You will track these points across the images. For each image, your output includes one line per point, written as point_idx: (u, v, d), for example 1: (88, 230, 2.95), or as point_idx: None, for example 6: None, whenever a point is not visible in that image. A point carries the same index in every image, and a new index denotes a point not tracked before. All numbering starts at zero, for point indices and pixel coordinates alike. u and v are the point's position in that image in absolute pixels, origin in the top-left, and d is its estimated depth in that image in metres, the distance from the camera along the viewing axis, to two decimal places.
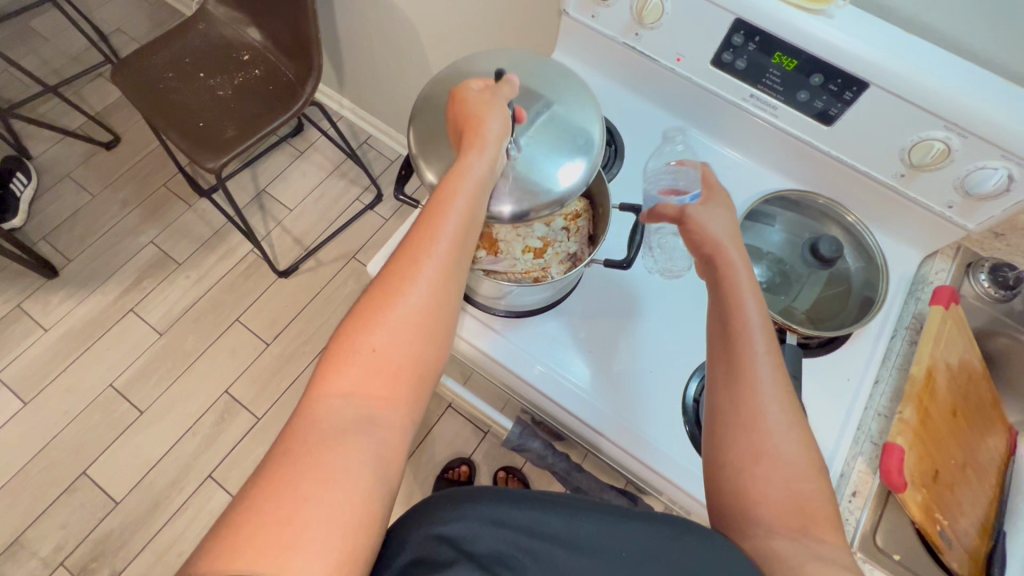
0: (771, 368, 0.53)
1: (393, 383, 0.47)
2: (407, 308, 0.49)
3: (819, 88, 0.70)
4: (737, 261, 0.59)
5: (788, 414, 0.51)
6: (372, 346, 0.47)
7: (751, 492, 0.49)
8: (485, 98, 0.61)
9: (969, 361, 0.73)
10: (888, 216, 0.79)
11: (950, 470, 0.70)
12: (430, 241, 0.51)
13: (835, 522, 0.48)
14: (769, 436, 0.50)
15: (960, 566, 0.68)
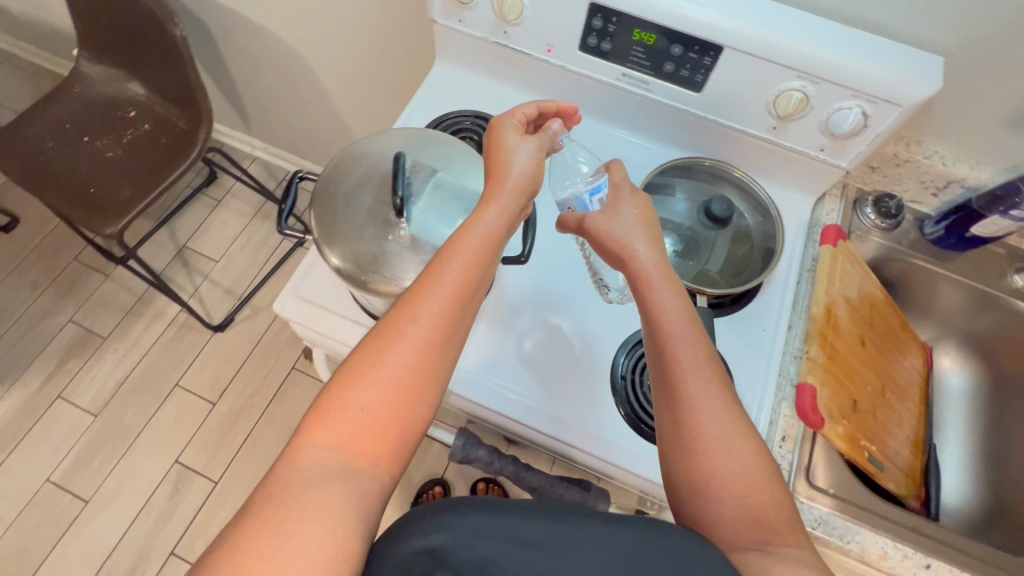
0: (693, 355, 0.52)
1: (379, 441, 0.44)
2: (403, 356, 0.46)
3: (680, 59, 0.72)
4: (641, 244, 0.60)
5: (710, 389, 0.51)
6: (363, 397, 0.44)
7: (695, 474, 0.49)
8: (518, 139, 0.60)
9: (868, 291, 0.77)
10: (771, 166, 0.82)
11: (869, 396, 0.73)
12: (433, 290, 0.48)
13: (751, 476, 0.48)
14: (698, 411, 0.50)
15: (893, 485, 0.72)
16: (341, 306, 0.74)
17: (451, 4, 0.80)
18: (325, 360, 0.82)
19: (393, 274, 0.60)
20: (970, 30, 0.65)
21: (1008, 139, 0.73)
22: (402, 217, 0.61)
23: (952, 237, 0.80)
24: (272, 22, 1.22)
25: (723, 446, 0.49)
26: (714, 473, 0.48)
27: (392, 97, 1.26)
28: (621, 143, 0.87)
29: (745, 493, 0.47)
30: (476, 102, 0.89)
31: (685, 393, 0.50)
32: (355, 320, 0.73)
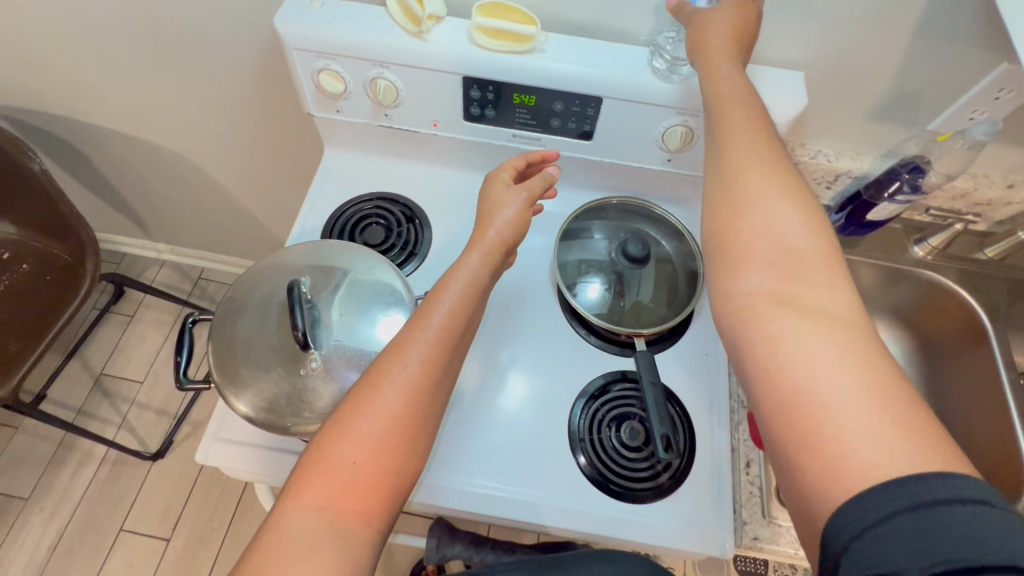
0: (758, 166, 0.48)
1: (366, 495, 0.45)
2: (390, 410, 0.48)
3: (564, 114, 0.72)
4: (713, 64, 0.57)
5: (779, 189, 0.47)
6: (352, 452, 0.45)
7: (732, 272, 0.46)
8: (506, 188, 0.66)
9: None
10: (676, 192, 0.84)
11: None
12: (412, 342, 0.52)
13: (780, 266, 0.44)
14: (748, 213, 0.47)
15: None
16: (273, 440, 0.68)
17: (323, 97, 0.76)
18: (271, 496, 0.75)
19: (314, 414, 0.55)
20: (818, 41, 0.68)
21: (876, 128, 0.78)
22: (310, 348, 0.56)
23: (853, 225, 0.84)
24: (146, 131, 1.15)
25: (787, 241, 0.45)
26: (749, 267, 0.45)
27: (291, 181, 1.21)
28: None
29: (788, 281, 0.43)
30: (374, 183, 0.86)
31: (745, 190, 0.47)
32: (292, 450, 0.67)
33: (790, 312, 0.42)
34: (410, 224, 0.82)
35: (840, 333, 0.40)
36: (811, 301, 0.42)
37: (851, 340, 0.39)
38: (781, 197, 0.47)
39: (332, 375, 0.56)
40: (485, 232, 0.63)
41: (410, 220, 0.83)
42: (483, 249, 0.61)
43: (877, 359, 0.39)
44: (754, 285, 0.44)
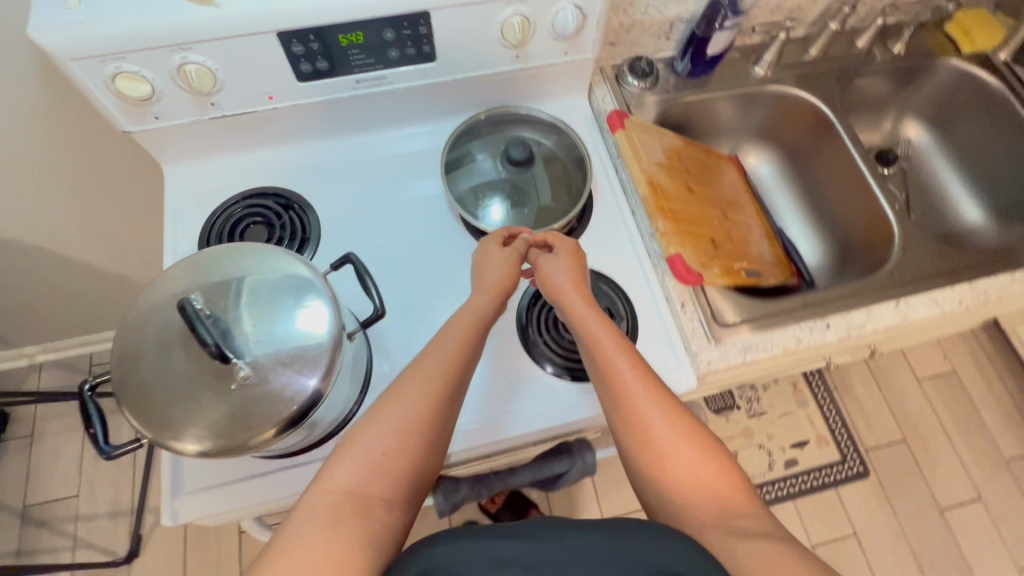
0: (649, 396, 0.58)
1: (389, 483, 0.50)
2: (415, 409, 0.54)
3: (398, 41, 0.69)
4: (573, 304, 0.65)
5: (681, 429, 0.55)
6: (378, 443, 0.52)
7: (676, 510, 0.52)
8: (500, 249, 0.70)
9: (669, 144, 0.83)
10: (537, 89, 0.84)
11: (717, 228, 0.81)
12: (439, 339, 0.61)
13: (705, 496, 0.52)
14: (661, 448, 0.55)
15: (768, 278, 0.84)
16: (240, 470, 0.65)
17: (132, 106, 0.68)
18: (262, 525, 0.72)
19: (265, 421, 0.52)
20: None
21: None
22: (232, 360, 0.52)
23: (700, 64, 0.88)
24: None
25: (706, 473, 0.53)
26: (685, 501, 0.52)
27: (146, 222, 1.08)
28: (399, 141, 0.84)
29: (724, 516, 0.50)
30: (235, 184, 0.79)
31: (651, 430, 0.56)
32: (264, 472, 0.65)
33: (739, 538, 0.47)
34: (290, 212, 0.78)
35: (777, 548, 0.45)
36: (743, 524, 0.49)
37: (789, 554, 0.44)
38: (677, 428, 0.56)
39: (271, 376, 0.53)
40: (485, 277, 0.67)
41: (289, 207, 0.78)
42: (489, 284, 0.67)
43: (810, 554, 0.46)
44: (699, 520, 0.50)
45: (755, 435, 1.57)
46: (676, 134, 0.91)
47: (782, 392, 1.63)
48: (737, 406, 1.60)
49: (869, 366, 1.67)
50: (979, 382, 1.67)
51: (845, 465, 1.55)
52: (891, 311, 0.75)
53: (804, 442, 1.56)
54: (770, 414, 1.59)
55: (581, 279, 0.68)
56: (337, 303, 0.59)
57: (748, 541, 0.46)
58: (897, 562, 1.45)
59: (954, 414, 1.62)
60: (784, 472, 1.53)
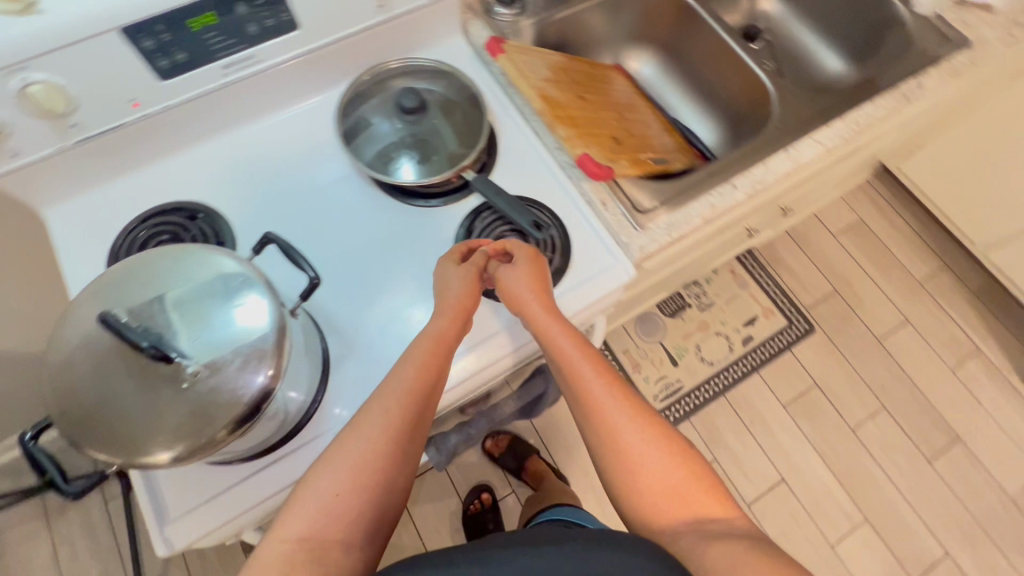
0: (619, 408, 0.62)
1: (351, 522, 0.52)
2: (375, 445, 0.55)
3: (254, 14, 0.66)
4: (539, 318, 0.67)
5: (651, 438, 0.60)
6: (337, 484, 0.53)
7: (651, 515, 0.57)
8: (458, 268, 0.70)
9: (552, 61, 0.86)
10: (411, 39, 0.84)
11: (617, 127, 0.85)
12: (403, 364, 0.62)
13: (678, 503, 0.57)
14: (633, 457, 0.59)
15: (674, 161, 0.90)
16: (220, 483, 0.63)
17: None
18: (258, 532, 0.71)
19: (226, 414, 0.51)
20: None
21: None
22: (177, 360, 0.51)
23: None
24: None
25: (677, 481, 0.58)
26: (658, 507, 0.57)
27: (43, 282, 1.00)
28: (289, 123, 0.83)
29: (699, 520, 0.55)
30: (131, 208, 0.76)
31: (623, 439, 0.60)
32: (246, 478, 0.64)
33: (712, 541, 0.53)
34: (198, 221, 0.75)
35: (746, 546, 0.51)
36: (715, 528, 0.54)
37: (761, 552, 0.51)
38: (648, 438, 0.60)
39: (222, 369, 0.52)
40: (445, 299, 0.68)
41: (195, 217, 0.75)
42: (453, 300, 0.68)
43: (769, 544, 0.52)
44: (674, 525, 0.55)
45: (711, 324, 1.68)
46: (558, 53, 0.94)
47: (724, 279, 1.74)
48: (689, 304, 1.70)
49: (791, 234, 1.82)
50: (883, 221, 1.85)
51: (792, 327, 1.69)
52: (783, 159, 0.82)
53: (754, 318, 1.69)
54: (718, 302, 1.70)
55: (541, 285, 0.69)
56: (270, 286, 0.57)
57: (723, 541, 0.53)
58: (855, 396, 1.62)
59: (869, 256, 1.80)
60: (744, 349, 1.65)
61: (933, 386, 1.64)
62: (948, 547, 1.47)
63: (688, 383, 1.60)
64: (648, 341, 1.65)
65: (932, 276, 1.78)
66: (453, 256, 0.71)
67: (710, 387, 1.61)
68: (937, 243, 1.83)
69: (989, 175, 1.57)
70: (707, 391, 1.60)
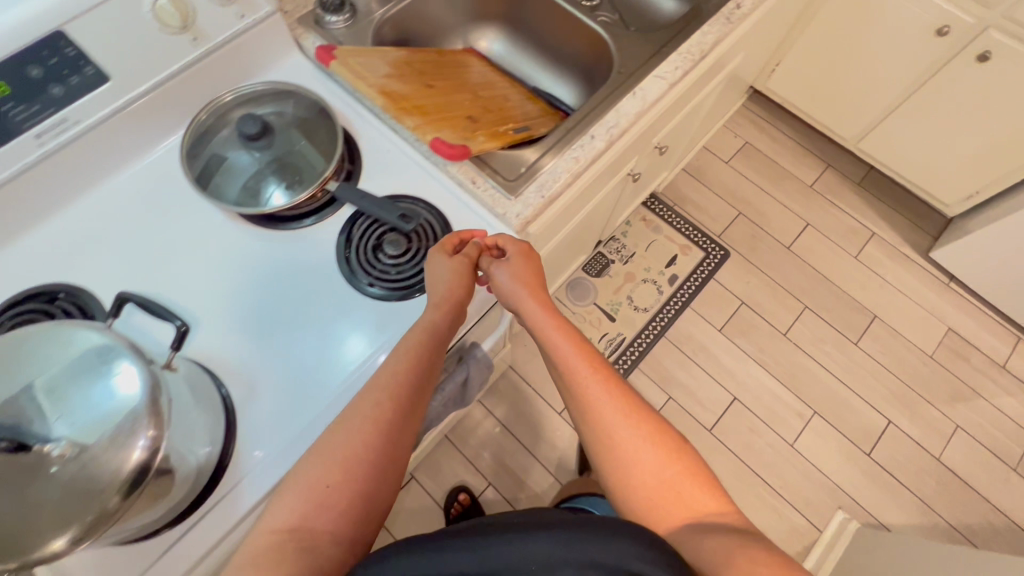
0: (612, 398, 0.65)
1: (335, 514, 0.54)
2: (362, 441, 0.58)
3: (53, 74, 0.66)
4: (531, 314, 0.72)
5: (645, 431, 0.62)
6: (326, 477, 0.55)
7: (641, 506, 0.59)
8: (451, 260, 0.71)
9: (392, 56, 0.86)
10: (242, 68, 0.83)
11: (472, 107, 0.87)
12: (404, 357, 0.64)
13: (674, 498, 0.58)
14: (625, 449, 0.61)
15: (537, 127, 0.92)
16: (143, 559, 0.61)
17: None
18: None
19: (114, 483, 0.49)
20: None
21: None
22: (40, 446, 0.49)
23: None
24: None
25: (671, 476, 0.59)
26: (649, 501, 0.58)
27: None
28: (133, 179, 0.79)
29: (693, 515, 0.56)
30: None
31: (614, 429, 0.62)
32: (170, 545, 0.61)
33: (707, 536, 0.54)
34: (60, 301, 0.71)
35: (742, 540, 0.52)
36: (709, 522, 0.55)
37: (759, 546, 0.51)
38: (640, 431, 0.62)
39: (99, 441, 0.50)
40: (435, 292, 0.70)
41: (57, 296, 0.71)
42: (443, 291, 0.69)
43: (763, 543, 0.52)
44: (669, 518, 0.56)
45: (636, 273, 1.74)
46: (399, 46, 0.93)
47: (638, 229, 1.81)
48: (612, 260, 1.75)
49: (688, 171, 1.91)
50: (766, 139, 1.98)
51: (710, 256, 1.78)
52: (632, 101, 0.87)
53: (673, 257, 1.77)
54: (638, 251, 1.77)
55: (532, 280, 0.74)
56: (135, 346, 0.55)
57: (715, 536, 0.53)
58: (780, 303, 1.72)
59: (762, 173, 1.92)
60: (672, 288, 1.73)
61: (843, 275, 1.77)
62: (889, 413, 1.60)
63: (629, 334, 1.66)
64: (583, 304, 1.70)
65: (819, 178, 1.92)
66: (445, 249, 0.72)
67: (650, 331, 1.67)
68: (816, 147, 1.97)
69: (840, 74, 1.71)
70: (648, 336, 1.66)
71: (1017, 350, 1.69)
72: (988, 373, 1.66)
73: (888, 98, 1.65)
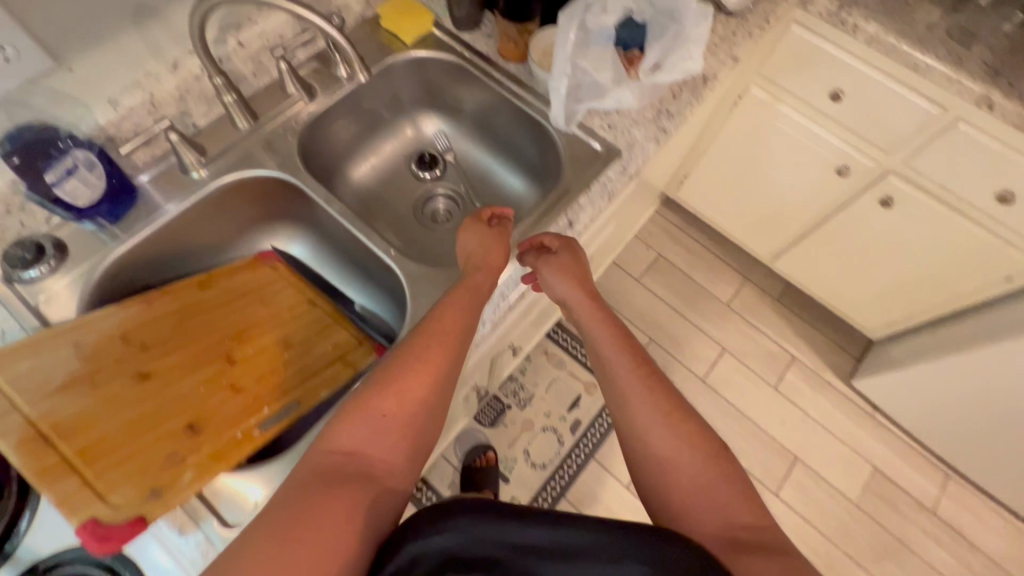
0: (655, 379, 0.65)
1: (385, 439, 0.57)
2: (419, 397, 0.60)
3: None
4: (580, 305, 0.73)
5: (693, 436, 0.61)
6: (381, 404, 0.58)
7: (680, 501, 0.58)
8: (483, 231, 0.75)
9: (92, 334, 0.64)
10: None
11: (208, 390, 0.66)
12: (455, 301, 0.67)
13: (724, 485, 0.58)
14: (667, 428, 0.61)
15: (315, 393, 0.72)
16: None
17: None
18: None
19: None
20: None
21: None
22: None
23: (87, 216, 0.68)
24: None
25: (715, 479, 0.58)
26: (688, 497, 0.58)
27: None
28: None
29: (732, 521, 0.55)
30: None
31: (660, 400, 0.63)
32: None
33: (744, 553, 0.52)
34: None
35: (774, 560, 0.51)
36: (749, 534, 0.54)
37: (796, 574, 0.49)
38: (687, 421, 0.62)
39: None
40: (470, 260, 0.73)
41: None
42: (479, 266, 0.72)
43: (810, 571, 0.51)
44: (704, 525, 0.55)
45: (534, 421, 1.55)
46: (127, 299, 0.72)
47: (539, 365, 1.62)
48: (508, 405, 1.56)
49: None
50: (680, 251, 1.83)
51: None
52: None
53: (577, 398, 1.58)
54: (537, 393, 1.58)
55: (580, 278, 0.74)
56: None
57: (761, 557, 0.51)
58: None
59: (675, 292, 1.76)
60: (574, 436, 1.54)
61: (762, 411, 1.61)
62: None
63: (524, 499, 1.46)
64: None
65: (737, 295, 1.77)
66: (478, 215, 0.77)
67: (548, 493, 1.47)
68: (733, 259, 1.83)
69: (747, 196, 1.57)
70: (546, 500, 1.46)
71: (946, 491, 1.56)
72: (916, 521, 1.52)
73: (798, 225, 1.51)
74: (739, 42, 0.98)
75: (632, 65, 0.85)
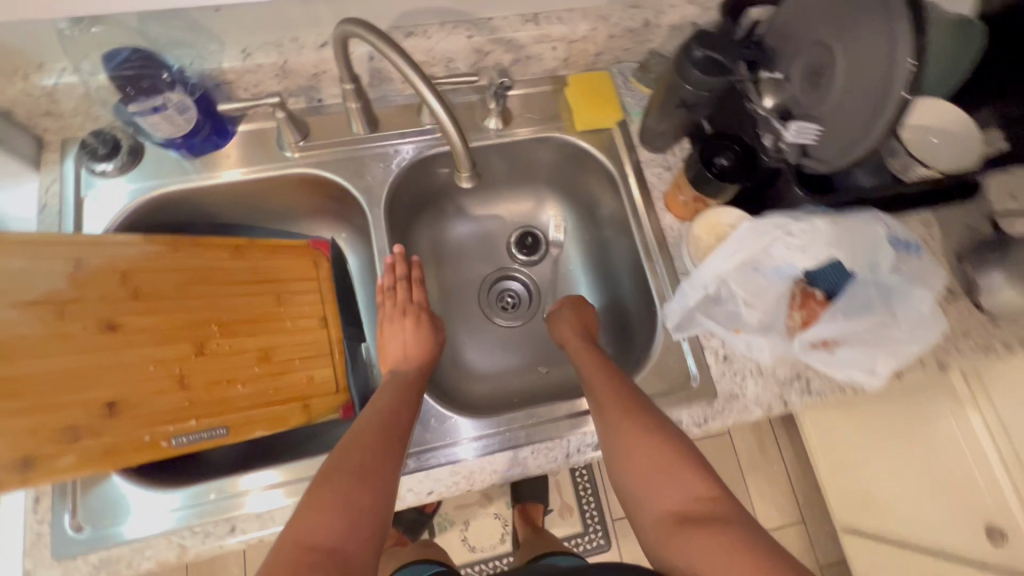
0: (614, 384, 0.61)
1: (361, 534, 0.48)
2: (384, 472, 0.52)
3: None
4: (562, 329, 0.72)
5: (648, 423, 0.56)
6: (352, 494, 0.49)
7: (645, 500, 0.54)
8: (390, 317, 0.69)
9: (97, 260, 0.63)
10: None
11: (158, 370, 0.62)
12: (399, 387, 0.62)
13: (681, 462, 0.54)
14: (629, 427, 0.56)
15: (248, 430, 0.66)
16: None
17: None
18: None
19: None
20: None
21: (76, 3, 0.55)
22: None
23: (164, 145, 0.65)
24: None
25: (668, 461, 0.54)
26: (648, 488, 0.54)
27: None
28: None
29: (692, 501, 0.52)
30: None
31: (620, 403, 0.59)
32: None
33: (701, 530, 0.49)
34: None
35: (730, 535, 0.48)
36: (715, 509, 0.51)
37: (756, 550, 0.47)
38: (647, 420, 0.57)
39: None
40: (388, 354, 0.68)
41: None
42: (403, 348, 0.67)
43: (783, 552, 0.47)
44: (663, 511, 0.52)
45: (493, 500, 1.34)
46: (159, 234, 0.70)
47: None
48: None
49: None
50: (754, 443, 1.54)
51: None
52: None
53: None
54: None
55: (586, 323, 0.72)
56: None
57: (719, 534, 0.48)
58: None
59: None
60: None
61: None
62: None
63: None
64: None
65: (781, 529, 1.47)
66: (386, 288, 0.69)
67: None
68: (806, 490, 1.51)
69: None
70: None
71: None
72: None
73: None
74: (968, 349, 0.69)
75: (804, 308, 0.61)
